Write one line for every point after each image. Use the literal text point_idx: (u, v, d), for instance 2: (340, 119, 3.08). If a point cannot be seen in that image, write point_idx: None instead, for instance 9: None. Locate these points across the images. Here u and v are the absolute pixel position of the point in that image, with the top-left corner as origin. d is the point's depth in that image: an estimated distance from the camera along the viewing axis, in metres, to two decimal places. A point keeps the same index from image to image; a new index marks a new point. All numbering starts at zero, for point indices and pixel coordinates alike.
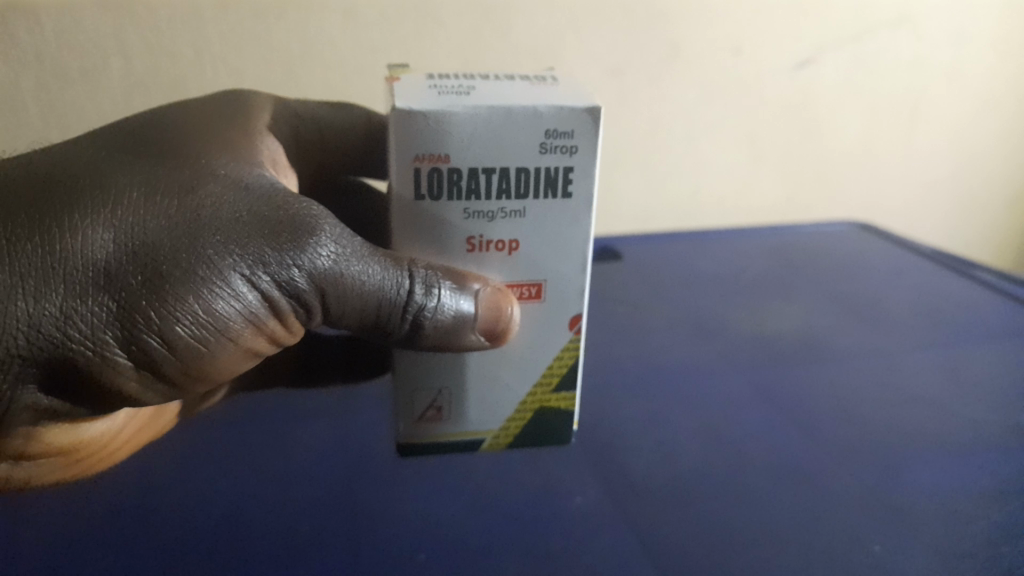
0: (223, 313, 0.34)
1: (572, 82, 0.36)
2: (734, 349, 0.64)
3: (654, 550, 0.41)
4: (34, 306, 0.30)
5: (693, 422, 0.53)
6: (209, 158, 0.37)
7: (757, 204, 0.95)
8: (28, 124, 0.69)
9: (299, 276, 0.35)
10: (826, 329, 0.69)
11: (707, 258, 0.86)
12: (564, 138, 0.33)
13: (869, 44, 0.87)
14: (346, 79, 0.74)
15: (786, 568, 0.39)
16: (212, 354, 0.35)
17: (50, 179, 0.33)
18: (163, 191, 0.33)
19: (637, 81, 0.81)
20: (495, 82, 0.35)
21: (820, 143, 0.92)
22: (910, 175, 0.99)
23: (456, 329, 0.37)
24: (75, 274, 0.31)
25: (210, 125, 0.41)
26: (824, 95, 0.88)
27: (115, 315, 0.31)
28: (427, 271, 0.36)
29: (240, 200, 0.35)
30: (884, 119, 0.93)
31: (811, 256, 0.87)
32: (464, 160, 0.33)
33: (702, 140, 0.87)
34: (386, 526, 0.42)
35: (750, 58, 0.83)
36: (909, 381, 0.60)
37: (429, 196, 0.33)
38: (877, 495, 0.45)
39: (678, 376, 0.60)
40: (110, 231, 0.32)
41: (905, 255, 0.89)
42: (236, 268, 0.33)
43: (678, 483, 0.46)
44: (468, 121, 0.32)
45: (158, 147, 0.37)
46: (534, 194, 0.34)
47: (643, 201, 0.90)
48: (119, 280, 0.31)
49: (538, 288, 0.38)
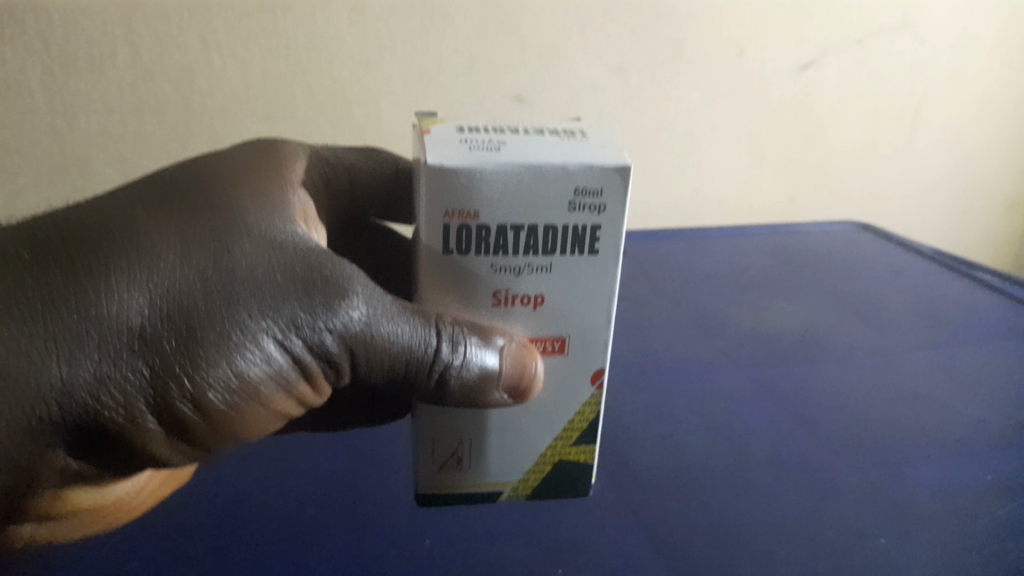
0: (254, 376, 0.33)
1: (603, 138, 0.35)
2: (739, 345, 0.64)
3: (661, 540, 0.41)
4: (68, 372, 0.29)
5: (698, 415, 0.53)
6: (241, 210, 0.35)
7: (757, 205, 0.94)
8: (32, 110, 0.69)
9: (331, 338, 0.34)
10: (829, 327, 0.69)
11: (709, 255, 0.86)
12: (593, 196, 0.33)
13: (872, 47, 0.86)
14: (354, 73, 0.73)
15: (795, 560, 0.39)
16: (243, 418, 0.34)
17: (79, 235, 0.32)
18: (197, 249, 0.32)
19: (641, 80, 0.80)
20: (525, 136, 0.35)
21: (822, 147, 0.92)
22: (911, 177, 0.99)
23: (482, 385, 0.36)
24: (110, 337, 0.30)
25: (238, 174, 0.38)
26: (826, 99, 0.88)
27: (149, 380, 0.30)
28: (453, 327, 0.35)
29: (273, 258, 0.33)
30: (886, 123, 0.93)
31: (811, 255, 0.87)
32: (493, 217, 0.32)
33: (704, 142, 0.87)
34: (390, 515, 0.42)
35: (755, 59, 0.82)
36: (911, 379, 0.60)
37: (457, 251, 0.33)
38: (884, 490, 0.45)
39: (679, 372, 0.60)
40: (145, 294, 0.30)
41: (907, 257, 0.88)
42: (268, 329, 0.32)
43: (684, 474, 0.46)
44: (499, 178, 0.31)
45: (190, 197, 0.35)
46: (561, 250, 0.34)
47: (645, 198, 0.89)
48: (153, 343, 0.30)
49: (562, 343, 0.37)
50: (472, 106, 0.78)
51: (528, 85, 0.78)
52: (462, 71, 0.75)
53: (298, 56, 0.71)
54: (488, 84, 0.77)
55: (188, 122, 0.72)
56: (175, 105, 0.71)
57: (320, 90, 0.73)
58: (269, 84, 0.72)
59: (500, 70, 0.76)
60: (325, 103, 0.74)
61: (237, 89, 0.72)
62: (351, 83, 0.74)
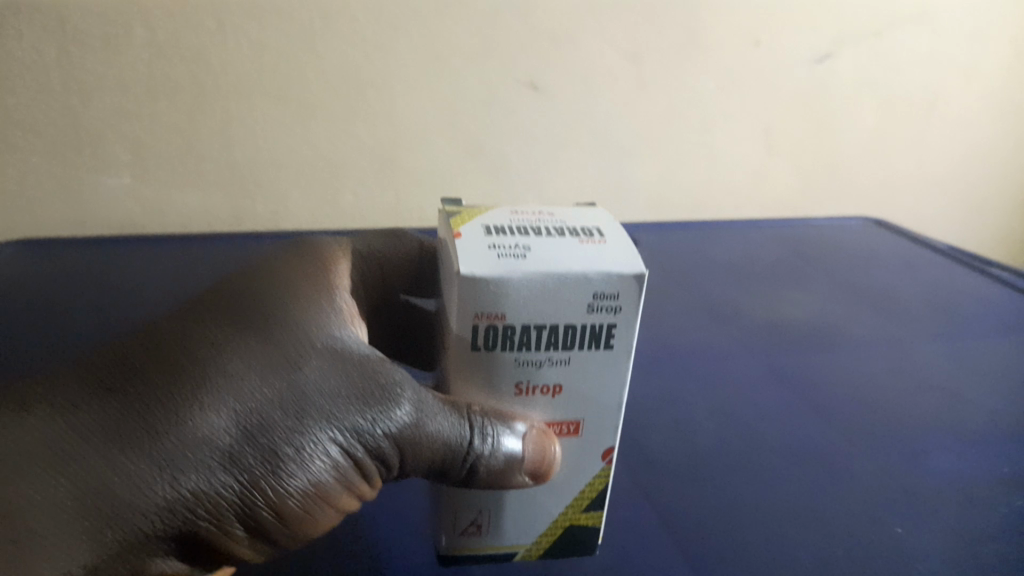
0: (326, 483, 0.31)
1: (620, 237, 0.33)
2: (750, 333, 0.67)
3: (681, 522, 0.43)
4: (164, 499, 0.27)
5: (710, 402, 0.56)
6: (287, 312, 0.33)
7: (771, 197, 0.96)
8: (45, 88, 0.70)
9: (390, 439, 0.33)
10: (840, 317, 0.71)
11: (721, 245, 0.87)
12: (611, 298, 0.31)
13: (885, 40, 0.88)
14: (369, 55, 0.75)
15: (812, 542, 0.42)
16: (311, 525, 0.32)
17: (139, 359, 0.30)
18: (265, 361, 0.31)
19: (658, 69, 0.82)
20: (544, 236, 0.33)
21: (835, 141, 0.94)
22: (920, 167, 1.00)
23: (506, 469, 0.34)
24: (199, 456, 0.28)
25: (263, 274, 0.37)
26: (840, 91, 0.90)
27: (235, 495, 0.29)
28: (482, 418, 0.33)
29: (333, 363, 0.32)
30: (897, 117, 0.95)
31: (820, 248, 0.88)
32: (518, 317, 0.31)
33: (720, 132, 0.88)
34: (397, 499, 0.44)
35: (771, 48, 0.84)
36: (921, 368, 0.62)
37: (483, 346, 0.32)
38: (901, 475, 0.48)
39: (689, 359, 0.62)
40: (226, 412, 0.29)
41: (914, 251, 0.89)
42: (337, 436, 0.31)
43: (702, 457, 0.49)
44: (525, 283, 0.30)
45: (232, 305, 0.33)
46: (578, 344, 0.32)
47: (660, 187, 0.90)
48: (239, 460, 0.29)
49: (576, 425, 0.35)
50: (489, 92, 0.80)
51: (545, 72, 0.80)
52: (476, 56, 0.77)
53: (312, 37, 0.73)
54: (504, 69, 0.79)
55: (201, 103, 0.74)
56: (189, 86, 0.73)
57: (333, 71, 0.75)
58: (281, 65, 0.74)
59: (515, 61, 0.78)
60: (341, 85, 0.76)
61: (252, 70, 0.74)
62: (365, 66, 0.76)
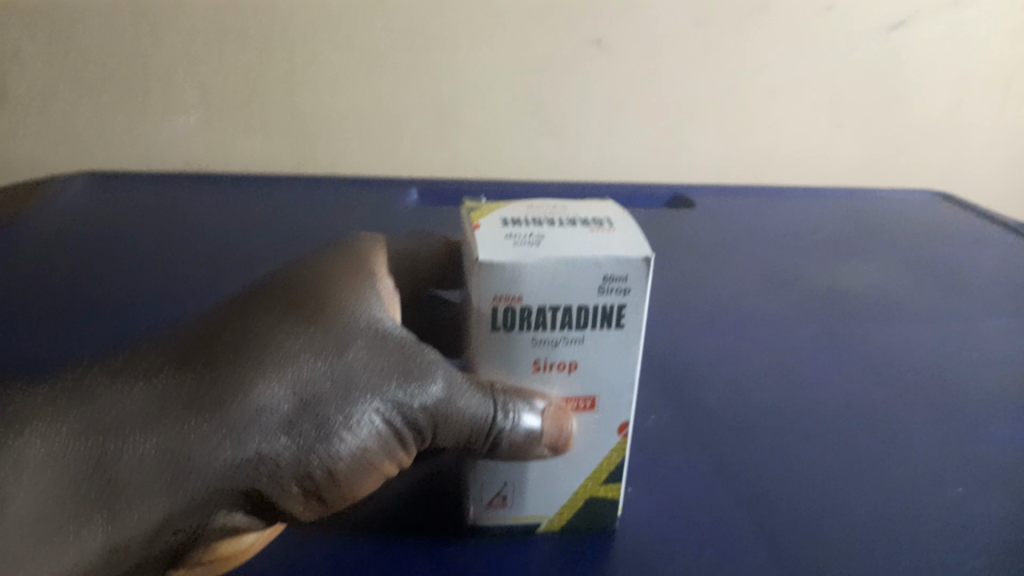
0: (371, 448, 0.34)
1: (629, 227, 0.35)
2: (812, 298, 0.66)
3: (730, 476, 0.43)
4: (227, 455, 0.31)
5: (767, 359, 0.55)
6: (342, 299, 0.37)
7: (839, 169, 0.94)
8: (123, 24, 0.76)
9: (429, 412, 0.35)
10: (903, 289, 0.69)
11: (783, 210, 0.85)
12: (620, 282, 0.32)
13: (969, 10, 0.85)
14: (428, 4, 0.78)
15: (867, 501, 0.41)
16: (360, 486, 0.35)
17: (212, 339, 0.34)
18: (317, 339, 0.34)
19: (725, 29, 0.82)
20: (557, 228, 0.34)
21: (908, 113, 0.91)
22: (996, 144, 0.95)
23: (526, 444, 0.35)
24: (260, 419, 0.32)
25: (327, 270, 0.41)
26: (915, 62, 0.88)
27: (289, 456, 0.32)
28: (501, 395, 0.35)
29: (378, 342, 0.35)
30: (977, 94, 0.91)
31: (884, 217, 0.85)
32: (535, 300, 0.32)
33: (786, 96, 0.88)
34: None
35: (844, 15, 0.83)
36: (986, 342, 0.59)
37: (502, 328, 0.33)
38: (967, 444, 0.47)
39: (745, 317, 0.62)
40: (280, 383, 0.33)
41: (987, 224, 0.85)
42: (381, 408, 0.34)
43: (753, 412, 0.49)
44: (539, 268, 0.31)
45: (296, 295, 0.37)
46: (591, 325, 0.33)
47: (724, 149, 0.90)
48: (291, 425, 0.32)
49: (591, 402, 0.36)
50: (550, 41, 0.81)
51: (608, 28, 0.81)
52: (538, 9, 0.79)
53: None
54: (567, 21, 0.80)
55: (265, 42, 0.78)
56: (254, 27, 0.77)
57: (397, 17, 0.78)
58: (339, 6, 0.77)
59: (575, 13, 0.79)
60: (405, 32, 0.79)
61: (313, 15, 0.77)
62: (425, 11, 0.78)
